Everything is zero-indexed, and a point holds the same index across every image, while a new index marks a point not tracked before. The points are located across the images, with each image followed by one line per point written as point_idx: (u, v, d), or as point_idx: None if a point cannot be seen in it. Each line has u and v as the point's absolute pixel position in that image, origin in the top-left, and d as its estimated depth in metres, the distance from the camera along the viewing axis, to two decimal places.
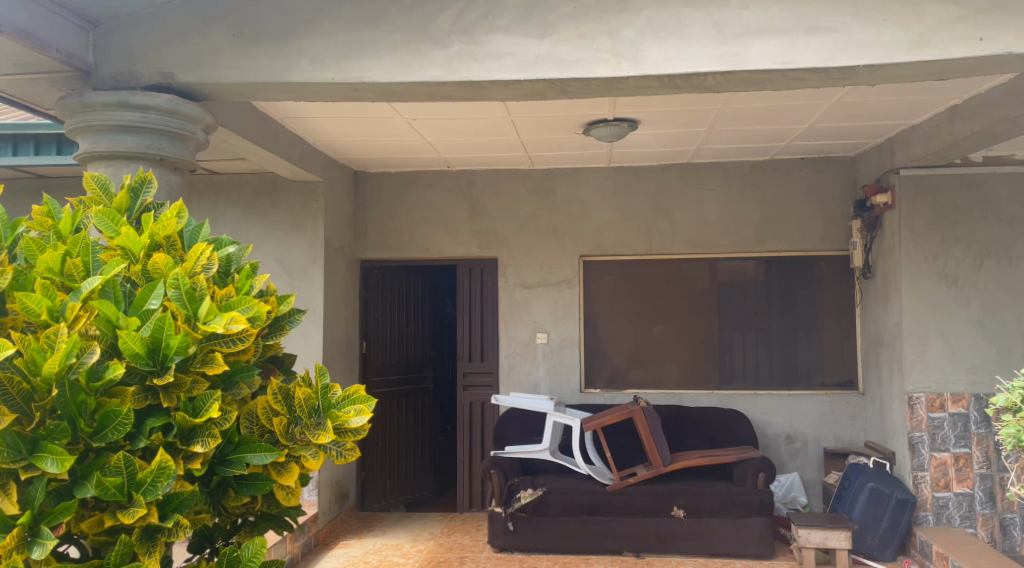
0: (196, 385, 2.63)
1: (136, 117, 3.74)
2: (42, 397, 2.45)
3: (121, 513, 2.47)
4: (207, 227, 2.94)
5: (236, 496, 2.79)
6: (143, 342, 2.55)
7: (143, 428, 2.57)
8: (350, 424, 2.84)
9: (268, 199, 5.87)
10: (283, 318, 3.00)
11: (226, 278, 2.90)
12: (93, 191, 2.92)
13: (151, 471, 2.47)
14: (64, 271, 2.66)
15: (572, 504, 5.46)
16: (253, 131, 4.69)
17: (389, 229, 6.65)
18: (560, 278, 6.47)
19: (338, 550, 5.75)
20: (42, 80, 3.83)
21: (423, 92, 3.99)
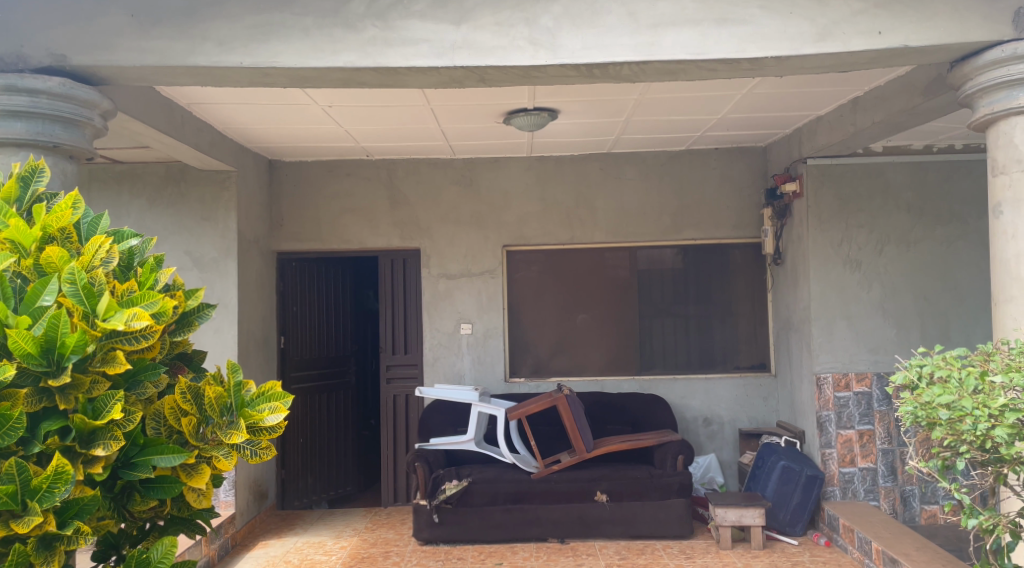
0: (96, 385, 2.51)
1: (25, 102, 3.55)
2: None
3: (15, 522, 2.35)
4: (106, 218, 2.83)
5: (143, 500, 2.68)
6: (36, 341, 2.42)
7: (37, 431, 2.46)
8: (264, 423, 2.76)
9: (177, 189, 5.66)
10: (191, 313, 2.90)
11: (128, 272, 2.79)
12: None
13: (48, 477, 2.35)
14: None
15: (497, 493, 5.44)
16: (158, 118, 4.50)
17: (306, 220, 6.50)
18: (482, 269, 6.44)
19: (258, 550, 5.61)
20: None
21: (337, 78, 3.89)
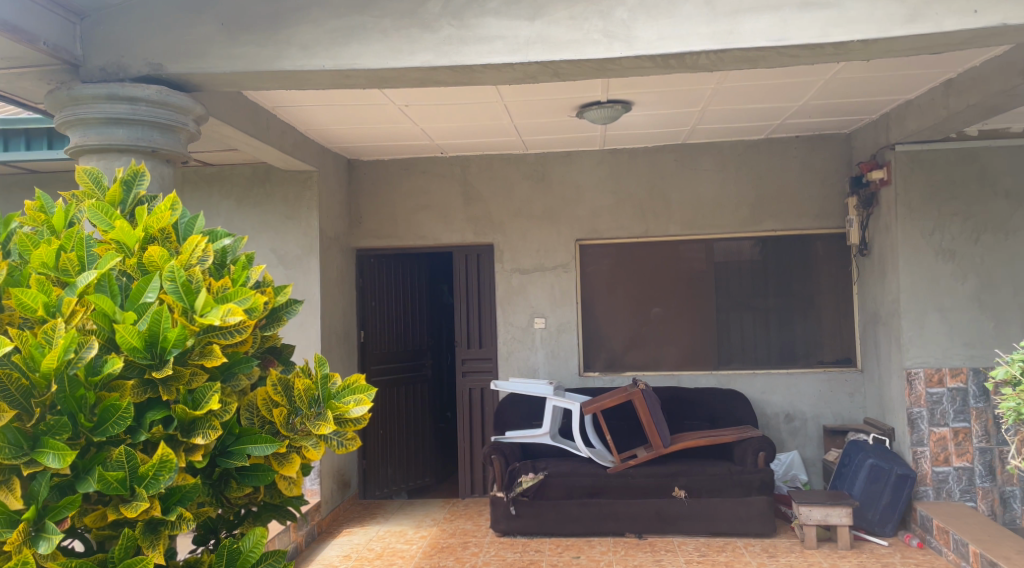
0: (195, 377, 2.62)
1: (125, 110, 3.71)
2: (41, 393, 2.43)
3: (124, 507, 2.45)
4: (202, 219, 2.96)
5: (238, 487, 2.78)
6: (141, 336, 2.54)
7: (142, 421, 2.56)
8: (350, 415, 2.83)
9: (261, 189, 5.84)
10: (281, 309, 3.00)
11: (222, 270, 2.91)
12: (86, 184, 2.89)
13: (153, 464, 2.46)
14: (59, 266, 2.65)
15: (573, 487, 5.46)
16: (245, 121, 4.65)
17: (383, 217, 6.62)
18: (555, 263, 6.45)
19: (342, 537, 5.76)
20: (31, 74, 3.80)
21: (414, 77, 3.95)
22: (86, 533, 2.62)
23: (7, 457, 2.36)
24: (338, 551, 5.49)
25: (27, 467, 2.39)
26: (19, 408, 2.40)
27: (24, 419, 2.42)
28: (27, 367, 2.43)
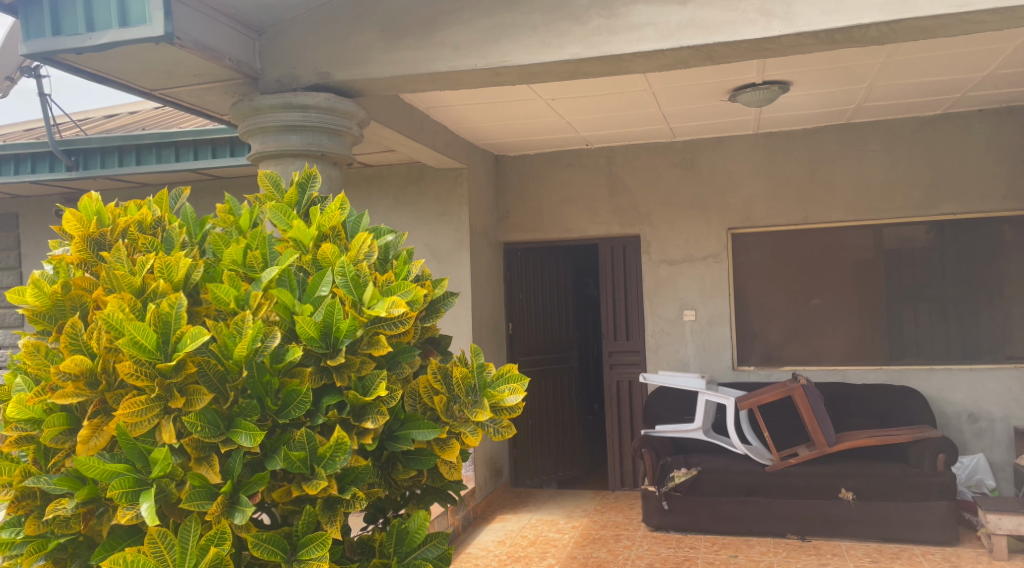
0: (365, 365, 2.73)
1: (299, 117, 3.89)
2: (234, 377, 2.59)
3: (305, 485, 2.58)
4: (367, 217, 3.10)
5: (405, 470, 2.84)
6: (317, 326, 2.67)
7: (320, 405, 2.69)
8: (505, 403, 2.84)
9: (416, 188, 5.98)
10: (438, 301, 3.07)
11: (386, 265, 3.03)
12: (267, 187, 3.14)
13: (330, 446, 2.58)
14: (246, 262, 2.85)
15: (729, 485, 5.30)
16: (401, 122, 4.78)
17: (530, 211, 6.64)
18: (706, 253, 6.27)
19: (496, 523, 5.84)
20: (217, 88, 4.06)
21: (564, 70, 3.92)
22: (272, 508, 2.77)
23: (207, 436, 2.50)
24: (492, 536, 5.57)
25: (224, 446, 2.53)
26: (216, 391, 2.57)
27: (220, 402, 2.58)
28: (222, 355, 2.58)
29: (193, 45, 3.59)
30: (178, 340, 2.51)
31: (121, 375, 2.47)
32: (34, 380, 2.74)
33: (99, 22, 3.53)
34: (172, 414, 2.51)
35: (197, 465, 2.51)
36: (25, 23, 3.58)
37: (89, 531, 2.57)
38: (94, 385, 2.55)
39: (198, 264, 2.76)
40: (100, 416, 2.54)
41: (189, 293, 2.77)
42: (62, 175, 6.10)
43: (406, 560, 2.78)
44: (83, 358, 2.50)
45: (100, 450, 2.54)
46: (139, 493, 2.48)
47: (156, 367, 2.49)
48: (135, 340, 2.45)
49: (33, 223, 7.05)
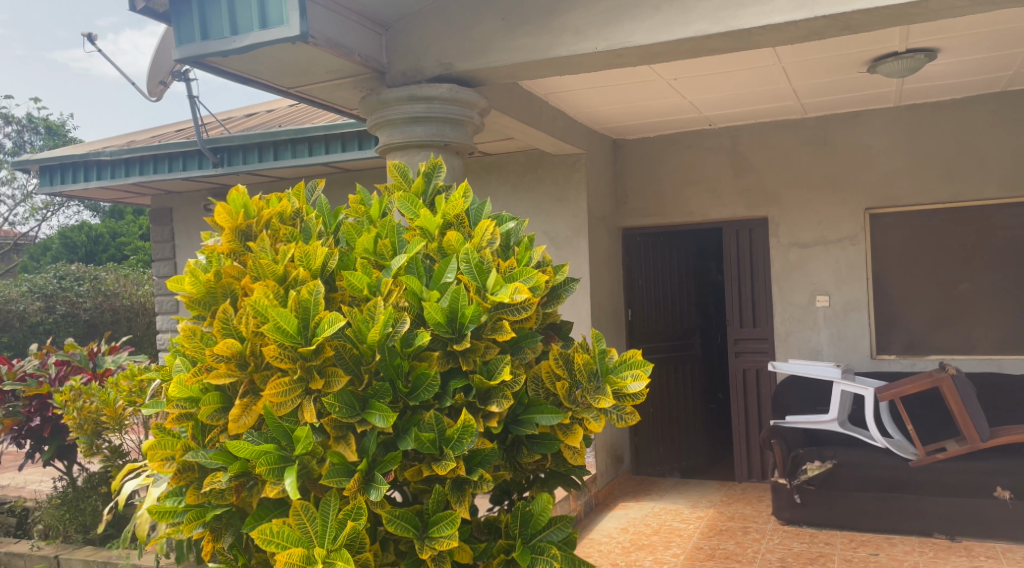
0: (489, 350, 2.81)
1: (423, 109, 3.98)
2: (368, 360, 2.72)
3: (435, 465, 2.68)
4: (489, 205, 3.18)
5: (529, 454, 2.88)
6: (444, 311, 2.77)
7: (447, 388, 2.79)
8: (627, 390, 2.85)
9: (535, 175, 6.00)
10: (560, 287, 3.09)
11: (508, 251, 3.09)
12: (395, 178, 3.28)
13: (457, 428, 2.66)
14: (377, 251, 2.99)
15: (869, 480, 5.09)
16: (522, 110, 4.81)
17: (650, 194, 6.53)
18: (841, 235, 6.00)
19: (618, 510, 5.82)
20: (349, 84, 4.21)
21: (688, 49, 3.83)
22: (404, 486, 2.89)
23: (344, 416, 2.66)
24: (615, 523, 5.56)
25: (360, 425, 2.68)
26: (351, 373, 2.71)
27: (355, 383, 2.72)
28: (356, 339, 2.71)
29: (327, 43, 3.73)
30: (317, 325, 2.69)
31: (267, 358, 2.67)
32: (191, 362, 2.99)
33: (241, 25, 3.72)
34: (313, 395, 2.69)
35: (336, 443, 2.66)
36: (178, 31, 3.86)
37: (241, 502, 2.79)
38: (243, 366, 2.76)
39: (333, 252, 2.95)
40: (248, 396, 2.74)
41: (325, 281, 2.96)
42: (209, 172, 6.48)
43: (532, 542, 2.80)
44: (234, 342, 2.71)
45: (249, 428, 2.74)
46: (283, 468, 2.65)
47: (298, 351, 2.67)
48: (279, 326, 2.64)
49: (184, 217, 7.51)
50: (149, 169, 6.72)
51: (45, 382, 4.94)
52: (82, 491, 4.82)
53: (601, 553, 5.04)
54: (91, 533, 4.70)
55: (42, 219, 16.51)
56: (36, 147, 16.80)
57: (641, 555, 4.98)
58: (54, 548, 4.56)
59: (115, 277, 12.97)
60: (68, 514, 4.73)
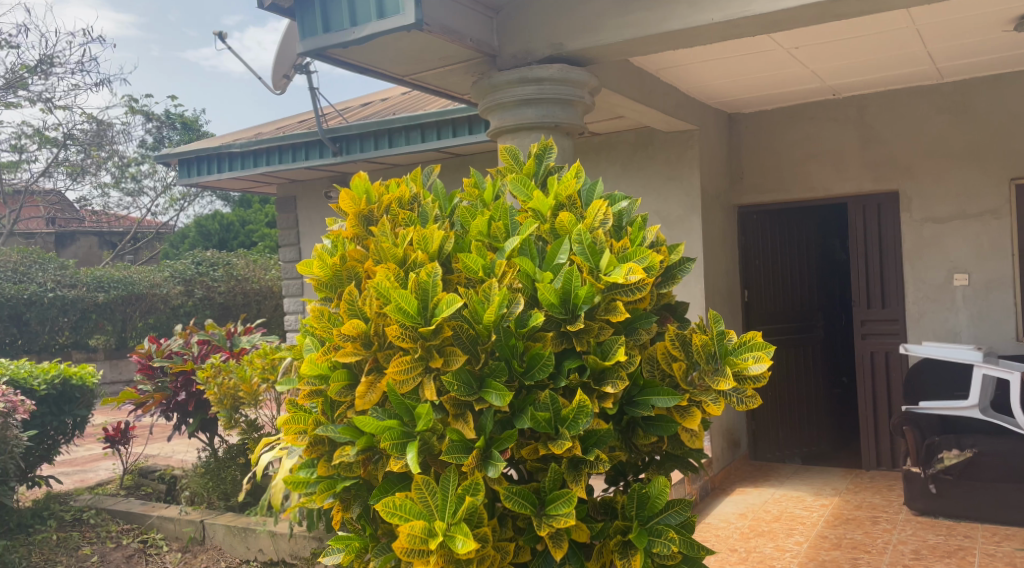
0: (603, 331, 2.83)
1: (534, 90, 4.00)
2: (485, 340, 2.79)
3: (551, 444, 2.72)
4: (601, 185, 3.20)
5: (645, 435, 2.88)
6: (557, 293, 2.80)
7: (562, 369, 2.83)
8: (749, 371, 2.82)
9: (646, 153, 5.94)
10: (675, 267, 3.07)
11: (621, 231, 3.10)
12: (507, 161, 3.35)
13: (572, 408, 2.70)
14: (490, 233, 3.05)
15: (1013, 470, 4.84)
16: (633, 88, 4.77)
17: (768, 170, 6.34)
18: (982, 209, 5.63)
19: (736, 496, 5.74)
20: (461, 68, 4.28)
21: (811, 15, 3.70)
22: (520, 464, 2.95)
23: (463, 395, 2.74)
24: (733, 508, 5.48)
25: (478, 404, 2.76)
26: (468, 353, 2.79)
27: (473, 362, 2.80)
28: (473, 320, 2.79)
29: (440, 29, 3.80)
30: (435, 306, 2.78)
31: (390, 337, 2.78)
32: (319, 342, 3.14)
33: (360, 15, 3.83)
34: (433, 373, 2.79)
35: (455, 420, 2.75)
36: (301, 25, 4.01)
37: (368, 475, 2.92)
38: (368, 345, 2.88)
39: (449, 235, 3.03)
40: (373, 374, 2.86)
41: (442, 263, 3.05)
42: (329, 160, 6.72)
43: (649, 525, 2.81)
44: (359, 323, 2.84)
45: (374, 405, 2.87)
46: (406, 444, 2.76)
47: (418, 331, 2.77)
48: (401, 307, 2.74)
49: (307, 205, 7.81)
50: (274, 159, 7.03)
51: (189, 359, 5.28)
52: (222, 461, 5.12)
53: (719, 538, 4.98)
54: (231, 500, 5.00)
55: (180, 209, 17.46)
56: (173, 141, 17.73)
57: (762, 542, 4.90)
58: (199, 514, 4.85)
59: (245, 262, 13.60)
60: (211, 482, 5.05)
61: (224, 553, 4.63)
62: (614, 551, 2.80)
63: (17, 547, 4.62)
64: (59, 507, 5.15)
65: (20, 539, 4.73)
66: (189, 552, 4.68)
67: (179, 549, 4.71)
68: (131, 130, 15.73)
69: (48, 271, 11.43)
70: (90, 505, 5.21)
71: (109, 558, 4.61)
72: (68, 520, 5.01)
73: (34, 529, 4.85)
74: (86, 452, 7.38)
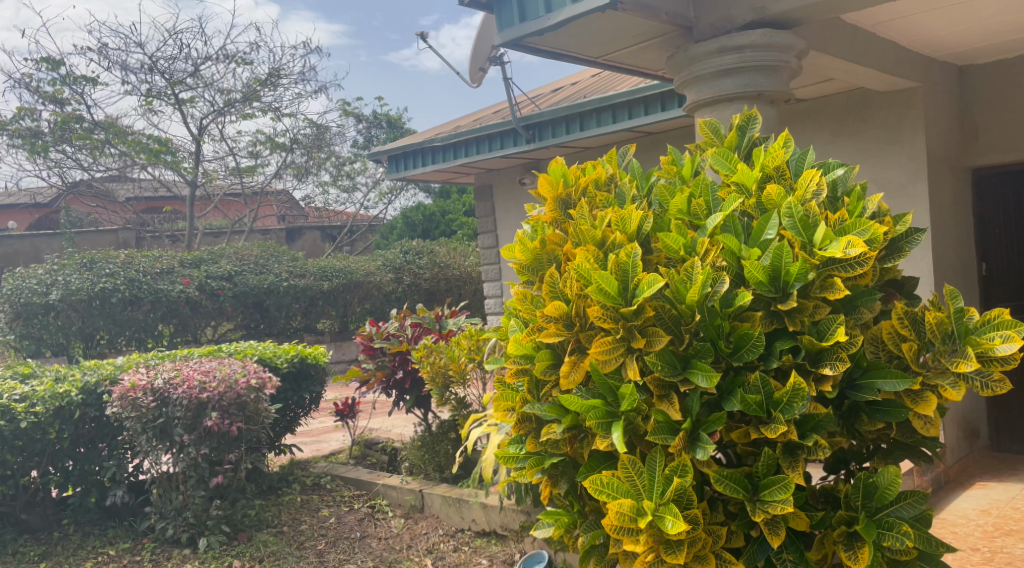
0: (819, 309, 2.66)
1: (734, 60, 3.82)
2: (688, 321, 2.71)
3: (764, 428, 2.61)
4: (813, 153, 3.03)
5: (870, 422, 2.69)
6: (766, 270, 2.67)
7: (773, 350, 2.69)
8: (995, 352, 2.57)
9: (859, 117, 5.53)
10: (901, 239, 2.83)
11: (836, 202, 2.92)
12: (706, 135, 3.26)
13: (787, 392, 2.57)
14: (691, 210, 2.96)
15: None
16: (845, 48, 4.45)
17: (1007, 126, 5.65)
18: None
19: (976, 490, 5.25)
20: (656, 42, 4.18)
21: None
22: (729, 448, 2.84)
23: (667, 375, 2.69)
24: (973, 504, 5.01)
25: (683, 385, 2.69)
26: (672, 334, 2.72)
27: (676, 343, 2.73)
28: (676, 300, 2.72)
29: (635, 5, 3.71)
30: (636, 286, 2.73)
31: (591, 318, 2.77)
32: (523, 323, 3.18)
33: (556, 2, 3.82)
34: (635, 353, 2.74)
35: (660, 402, 2.69)
36: (500, 17, 4.08)
37: (574, 453, 2.94)
38: (570, 326, 2.88)
39: (648, 214, 2.97)
40: (575, 354, 2.86)
41: (641, 243, 2.99)
42: (522, 148, 6.81)
43: (877, 517, 2.63)
44: (561, 304, 2.85)
45: (578, 385, 2.86)
46: (611, 423, 2.75)
47: (619, 312, 2.74)
48: (601, 288, 2.72)
49: (503, 192, 7.96)
50: (472, 150, 7.22)
51: (404, 341, 5.53)
52: (436, 435, 5.34)
53: (957, 536, 4.57)
54: (445, 472, 5.18)
55: (388, 202, 18.42)
56: (380, 140, 18.71)
57: (1009, 542, 4.44)
58: (418, 483, 5.09)
59: (447, 251, 14.08)
60: (427, 455, 5.27)
61: (441, 522, 4.83)
62: (838, 542, 2.64)
63: (269, 507, 5.01)
64: (301, 472, 5.57)
65: (272, 499, 5.12)
66: (412, 518, 4.93)
67: (402, 515, 4.98)
68: (345, 132, 16.73)
69: (282, 263, 12.40)
70: (326, 472, 5.60)
71: (343, 520, 4.93)
72: (309, 485, 5.41)
73: (282, 491, 5.27)
74: (320, 424, 7.98)
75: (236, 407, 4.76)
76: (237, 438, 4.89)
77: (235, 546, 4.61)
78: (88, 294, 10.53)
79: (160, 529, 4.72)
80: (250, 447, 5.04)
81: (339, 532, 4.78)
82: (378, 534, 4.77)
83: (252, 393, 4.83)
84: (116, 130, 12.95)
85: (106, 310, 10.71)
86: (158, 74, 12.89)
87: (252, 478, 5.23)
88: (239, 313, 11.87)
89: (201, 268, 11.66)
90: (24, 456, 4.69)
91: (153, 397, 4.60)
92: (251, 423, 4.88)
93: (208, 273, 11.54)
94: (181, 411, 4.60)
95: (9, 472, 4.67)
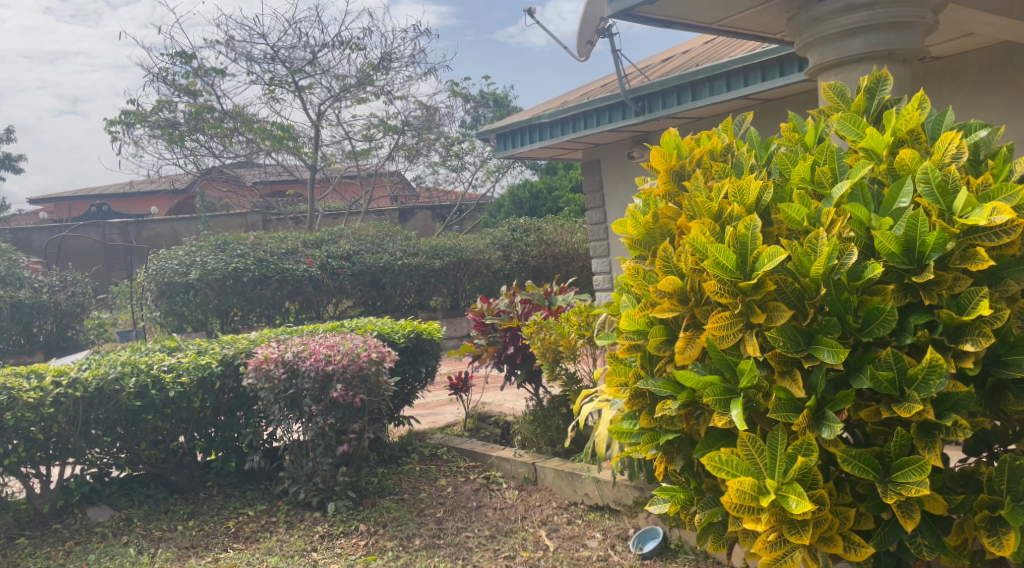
0: (959, 282, 2.49)
1: (862, 18, 3.60)
2: (813, 295, 2.60)
3: (897, 407, 2.48)
4: (952, 114, 2.84)
5: (1017, 402, 2.51)
6: (899, 241, 2.52)
7: (907, 325, 2.55)
8: None
9: (1003, 75, 5.16)
10: None
11: (979, 166, 2.73)
12: (831, 100, 3.11)
13: (923, 368, 2.43)
14: (814, 179, 2.83)
15: None
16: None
17: None
18: None
19: None
20: (774, 4, 4.00)
21: None
22: (857, 428, 2.72)
23: (790, 351, 2.59)
24: None
25: (807, 361, 2.59)
26: (795, 309, 2.62)
27: (800, 318, 2.62)
28: (799, 272, 2.60)
29: None
30: (756, 260, 2.63)
31: (708, 293, 2.69)
32: (636, 298, 3.13)
33: None
34: (755, 329, 2.65)
35: (782, 378, 2.61)
36: None
37: (689, 430, 2.88)
38: (685, 301, 2.81)
39: (768, 185, 2.85)
40: (691, 330, 2.79)
41: (760, 214, 2.87)
42: (632, 121, 6.69)
43: None
44: (675, 279, 2.78)
45: (694, 360, 2.80)
46: (730, 400, 2.67)
47: (738, 286, 2.65)
48: (718, 261, 2.64)
49: (611, 167, 7.86)
50: (580, 125, 7.14)
51: (514, 317, 5.55)
52: (548, 410, 5.38)
53: None
54: (558, 446, 5.20)
55: (495, 180, 18.48)
56: (486, 120, 18.78)
57: None
58: (532, 456, 5.12)
59: (554, 228, 13.88)
60: (539, 429, 5.31)
61: (555, 495, 4.85)
62: (979, 527, 2.48)
63: (390, 475, 5.15)
64: (419, 443, 5.69)
65: (393, 468, 5.27)
66: (525, 490, 4.97)
67: (516, 487, 5.01)
68: (454, 112, 16.84)
69: (396, 243, 12.68)
70: (442, 444, 5.71)
71: (460, 489, 5.01)
72: (427, 455, 5.53)
73: (402, 461, 5.40)
74: (433, 398, 8.14)
75: (359, 379, 4.88)
76: (360, 409, 4.98)
77: (360, 510, 4.76)
78: (222, 274, 11.02)
79: (292, 493, 4.91)
80: (373, 418, 5.15)
81: (456, 501, 4.86)
82: (493, 504, 4.82)
83: (374, 366, 4.94)
84: (243, 119, 13.52)
85: (240, 289, 11.19)
86: (280, 62, 13.31)
87: (375, 447, 5.35)
88: (358, 290, 12.20)
89: (323, 248, 12.09)
90: (172, 423, 4.96)
91: (283, 369, 4.82)
92: (372, 395, 4.99)
93: (329, 253, 11.95)
94: (309, 382, 4.77)
95: (160, 437, 4.95)
